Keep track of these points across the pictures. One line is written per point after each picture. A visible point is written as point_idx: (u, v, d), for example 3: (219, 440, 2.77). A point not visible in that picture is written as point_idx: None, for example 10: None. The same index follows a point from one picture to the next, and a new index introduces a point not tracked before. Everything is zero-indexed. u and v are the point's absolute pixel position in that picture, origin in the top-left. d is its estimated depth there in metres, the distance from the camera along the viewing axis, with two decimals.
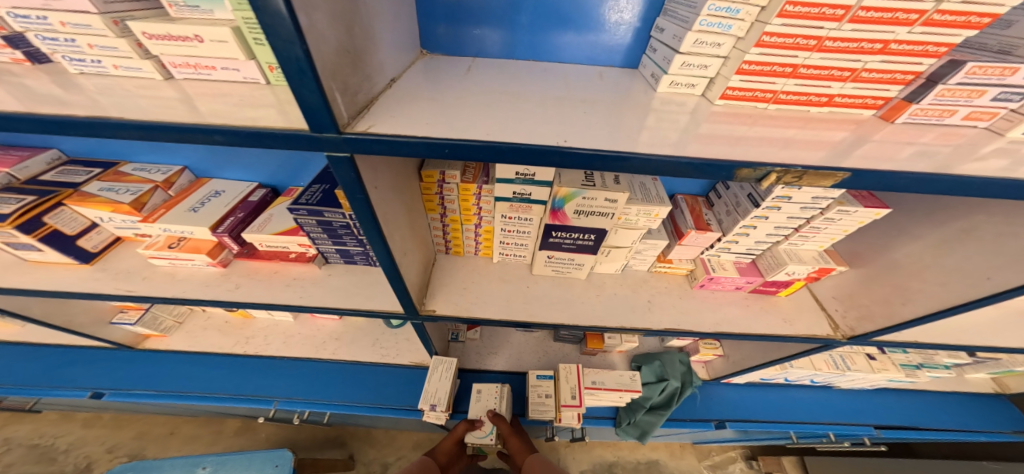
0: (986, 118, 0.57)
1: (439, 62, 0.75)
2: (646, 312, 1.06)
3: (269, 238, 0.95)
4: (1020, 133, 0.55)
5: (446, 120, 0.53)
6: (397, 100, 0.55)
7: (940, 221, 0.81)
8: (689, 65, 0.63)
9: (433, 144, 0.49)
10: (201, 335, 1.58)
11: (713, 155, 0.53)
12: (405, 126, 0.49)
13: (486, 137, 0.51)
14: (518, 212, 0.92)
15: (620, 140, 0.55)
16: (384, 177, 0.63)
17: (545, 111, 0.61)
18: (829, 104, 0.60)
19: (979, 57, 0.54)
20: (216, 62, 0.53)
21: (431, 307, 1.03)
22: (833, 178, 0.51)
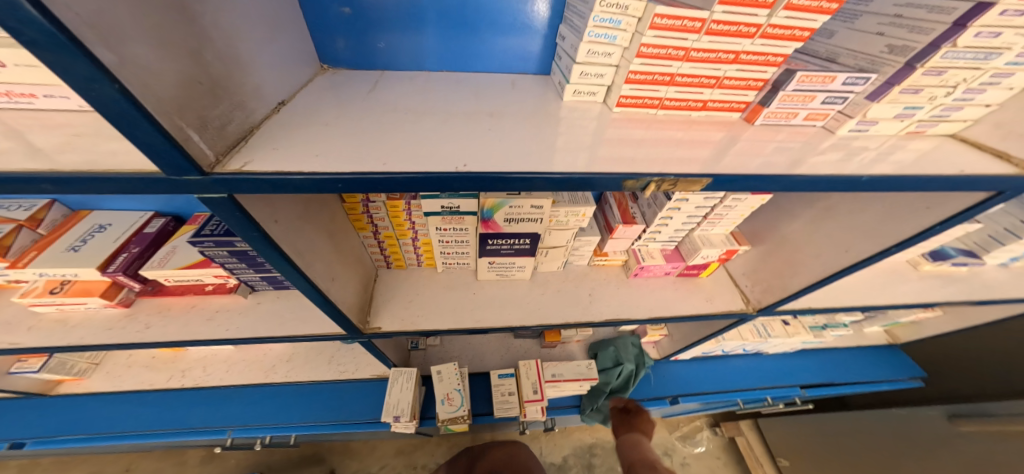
0: (821, 119, 0.69)
1: (342, 78, 0.74)
2: (589, 304, 1.11)
3: (176, 274, 0.87)
4: (845, 131, 0.68)
5: (331, 145, 0.52)
6: (279, 129, 0.54)
7: (811, 202, 0.92)
8: (587, 74, 0.66)
9: (323, 181, 0.47)
10: (126, 375, 1.45)
11: (603, 168, 0.54)
12: (289, 161, 0.48)
13: (380, 166, 0.50)
14: (452, 224, 0.93)
15: (538, 154, 0.56)
16: (285, 210, 0.63)
17: (461, 127, 0.61)
18: (705, 109, 0.68)
19: (809, 66, 0.64)
20: (35, 90, 0.48)
21: (375, 325, 1.01)
22: (699, 184, 0.55)
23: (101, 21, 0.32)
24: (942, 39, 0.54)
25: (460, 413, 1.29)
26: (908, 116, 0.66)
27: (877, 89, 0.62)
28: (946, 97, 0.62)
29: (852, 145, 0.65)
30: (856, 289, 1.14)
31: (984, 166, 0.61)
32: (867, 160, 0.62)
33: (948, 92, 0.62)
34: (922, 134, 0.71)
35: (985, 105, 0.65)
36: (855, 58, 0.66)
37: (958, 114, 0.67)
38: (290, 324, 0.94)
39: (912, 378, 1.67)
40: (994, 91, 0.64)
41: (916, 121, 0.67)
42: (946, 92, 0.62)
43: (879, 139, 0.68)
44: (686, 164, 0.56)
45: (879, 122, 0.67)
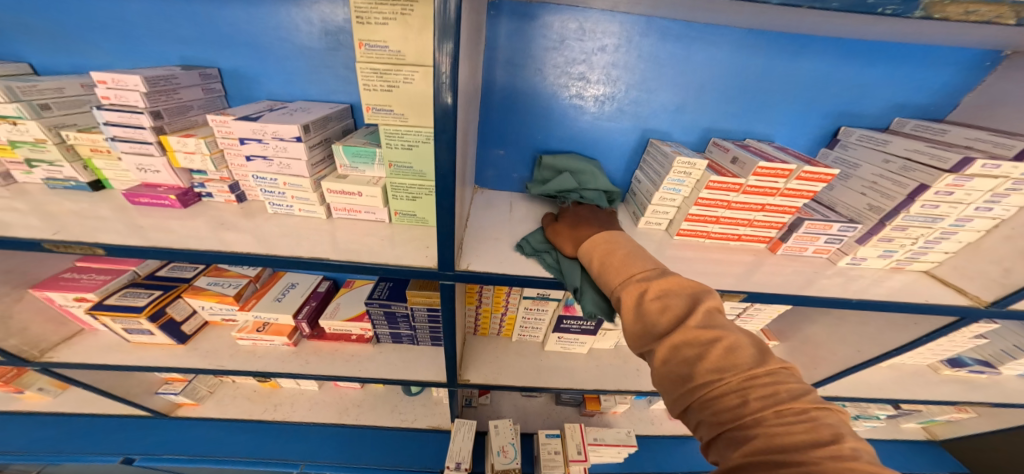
0: (826, 253, 0.91)
1: (490, 198, 1.09)
2: (637, 377, 1.34)
3: (340, 324, 1.20)
4: (843, 263, 0.90)
5: (507, 253, 0.84)
6: (473, 238, 0.88)
7: (828, 311, 1.13)
8: (658, 210, 0.97)
9: (508, 278, 0.78)
10: (231, 404, 1.70)
11: None
12: (489, 265, 0.80)
13: (539, 272, 0.80)
14: (538, 305, 1.24)
15: None
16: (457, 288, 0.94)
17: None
18: (740, 240, 0.95)
19: (814, 214, 0.88)
20: (364, 208, 0.83)
21: (466, 377, 1.26)
22: (735, 297, 0.82)
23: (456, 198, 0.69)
24: (898, 207, 0.78)
25: (512, 465, 1.43)
26: (889, 256, 0.87)
27: (862, 236, 0.85)
28: (913, 245, 0.84)
29: (856, 273, 0.89)
30: (895, 389, 1.22)
31: (948, 298, 0.82)
32: (864, 286, 0.85)
33: (914, 242, 0.83)
34: (904, 269, 0.91)
35: (948, 251, 0.85)
36: (849, 209, 0.90)
37: (928, 257, 0.87)
38: (402, 371, 1.21)
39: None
40: (951, 243, 0.83)
41: (896, 260, 0.88)
42: (911, 241, 0.83)
43: (869, 271, 0.89)
44: (730, 283, 0.84)
45: (867, 258, 0.88)
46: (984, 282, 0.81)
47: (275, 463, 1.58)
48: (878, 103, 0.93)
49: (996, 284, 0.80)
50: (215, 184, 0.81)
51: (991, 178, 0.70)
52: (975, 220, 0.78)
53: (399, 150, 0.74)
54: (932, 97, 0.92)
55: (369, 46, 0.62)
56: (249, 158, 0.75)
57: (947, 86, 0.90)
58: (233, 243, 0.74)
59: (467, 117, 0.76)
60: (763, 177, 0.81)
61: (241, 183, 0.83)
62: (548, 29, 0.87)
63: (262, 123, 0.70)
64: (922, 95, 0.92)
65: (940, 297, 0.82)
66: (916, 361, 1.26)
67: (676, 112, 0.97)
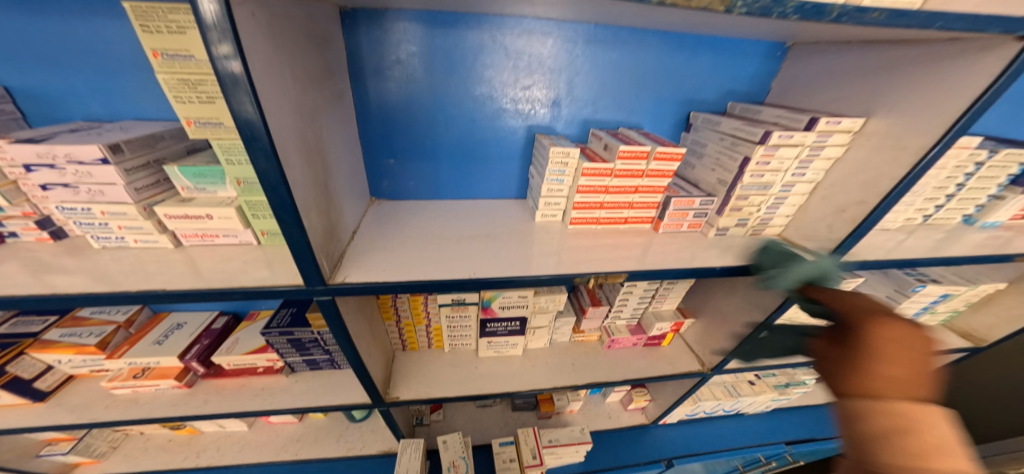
0: (699, 226, 0.98)
1: (384, 208, 1.07)
2: (572, 371, 1.30)
3: (238, 358, 1.10)
4: (713, 234, 0.96)
5: (393, 261, 0.82)
6: (356, 248, 0.85)
7: (725, 282, 1.20)
8: (551, 203, 0.99)
9: (388, 285, 0.74)
10: (141, 457, 1.46)
11: (560, 270, 0.83)
12: (368, 274, 0.76)
13: (423, 275, 0.78)
14: (457, 312, 1.13)
15: (528, 262, 0.86)
16: (350, 303, 0.88)
17: (469, 247, 0.91)
18: (628, 222, 0.99)
19: (680, 192, 0.96)
20: (220, 232, 0.79)
21: (395, 395, 1.13)
22: (618, 277, 0.85)
23: (307, 211, 0.65)
24: (735, 179, 0.87)
25: None
26: (744, 223, 0.94)
27: (720, 207, 0.93)
28: (758, 211, 0.92)
29: (722, 244, 0.94)
30: None
31: (794, 256, 0.89)
32: (733, 256, 0.90)
33: (758, 209, 0.91)
34: (761, 234, 0.98)
35: (787, 215, 0.95)
36: (706, 184, 0.99)
37: (775, 221, 0.96)
38: (312, 397, 1.10)
39: None
40: (787, 206, 0.93)
41: (752, 227, 0.96)
42: (756, 208, 0.92)
43: (734, 240, 0.96)
44: (609, 264, 0.86)
45: (730, 228, 0.95)
46: (817, 238, 0.88)
47: None
48: (713, 90, 1.05)
49: (825, 240, 0.87)
50: (18, 221, 0.75)
51: (790, 147, 0.81)
52: (797, 184, 0.89)
53: (242, 165, 0.71)
54: (750, 82, 1.06)
55: (167, 56, 0.59)
56: (47, 188, 0.71)
57: (759, 74, 1.04)
58: (52, 283, 0.66)
59: (321, 126, 0.73)
60: (628, 161, 0.87)
61: (53, 217, 0.77)
62: (408, 35, 0.87)
63: (48, 145, 0.66)
64: (742, 83, 1.05)
65: (787, 256, 0.89)
66: None
67: (553, 106, 1.02)
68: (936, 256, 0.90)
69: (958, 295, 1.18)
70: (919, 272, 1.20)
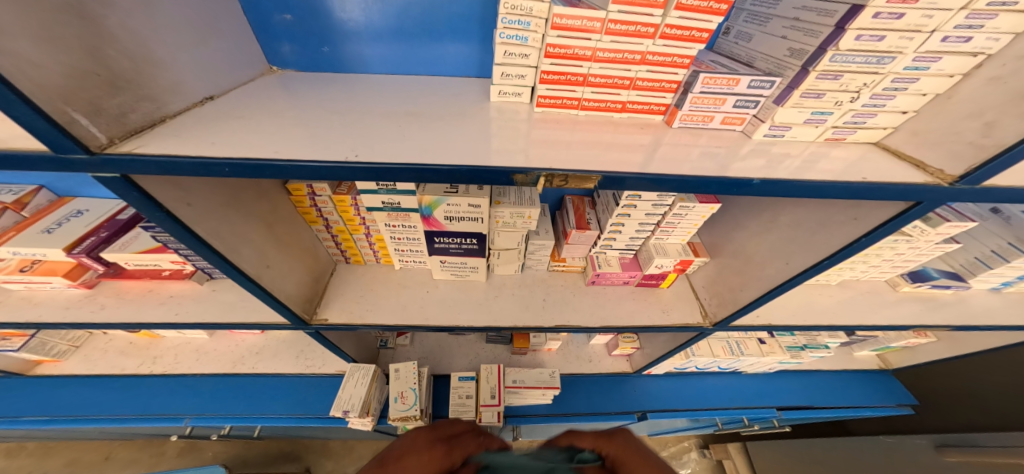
0: (738, 123, 0.63)
1: (286, 80, 0.74)
2: (541, 309, 1.08)
3: (134, 257, 0.92)
4: (761, 135, 0.62)
5: (238, 134, 0.52)
6: (196, 118, 0.54)
7: (760, 213, 0.86)
8: (508, 76, 0.65)
9: (208, 164, 0.46)
10: (101, 359, 1.35)
11: (489, 161, 0.53)
12: (186, 145, 0.48)
13: (271, 154, 0.49)
14: (400, 220, 0.86)
15: (456, 152, 0.56)
16: (203, 192, 0.60)
17: (379, 125, 0.61)
18: (625, 110, 0.65)
19: (718, 68, 0.60)
20: None
21: (323, 316, 0.94)
22: (590, 181, 0.54)
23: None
24: (829, 41, 0.51)
25: (412, 412, 1.22)
26: (821, 122, 0.59)
27: (782, 93, 0.57)
28: (854, 103, 0.56)
29: (771, 152, 0.60)
30: (835, 309, 1.01)
31: (895, 174, 0.55)
32: (790, 168, 0.57)
33: (854, 98, 0.56)
34: (843, 142, 0.64)
35: (905, 110, 0.58)
36: (766, 60, 0.62)
37: (875, 121, 0.59)
38: (225, 313, 0.92)
39: (901, 406, 1.54)
40: (908, 97, 0.56)
41: (831, 128, 0.61)
42: (852, 96, 0.56)
43: (797, 146, 0.61)
44: (585, 163, 0.55)
45: (792, 127, 0.60)
46: (953, 147, 0.54)
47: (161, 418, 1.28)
48: None
49: (968, 147, 0.52)
50: None
51: None
52: (946, 57, 0.50)
53: None
54: None
55: None
56: None
57: None
58: None
59: None
60: (630, 3, 0.51)
61: None
62: None
63: None
64: None
65: (885, 174, 0.55)
66: (870, 276, 1.04)
67: None
68: None
69: None
70: None
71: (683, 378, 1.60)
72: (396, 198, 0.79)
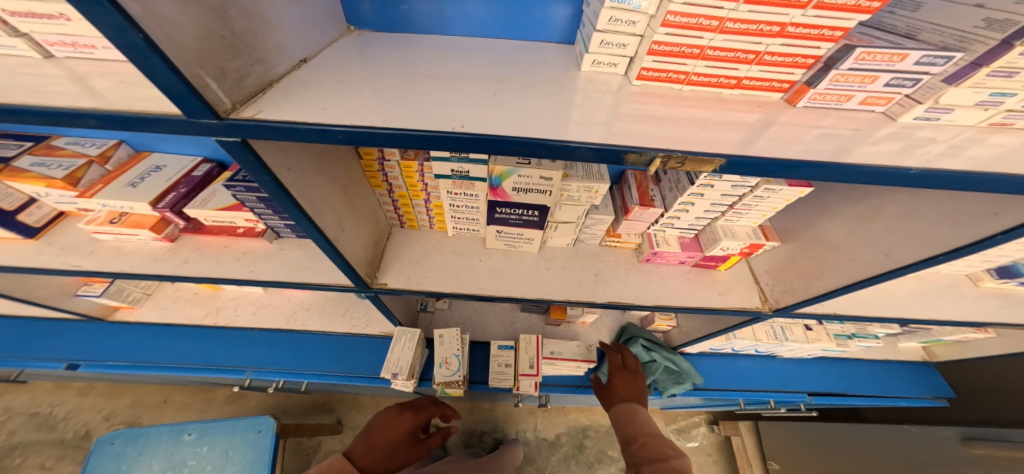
0: (882, 102, 0.55)
1: (368, 41, 0.70)
2: (594, 285, 1.07)
3: (212, 214, 0.91)
4: (909, 118, 0.54)
5: (344, 101, 0.51)
6: (301, 83, 0.53)
7: (860, 199, 0.78)
8: (608, 44, 0.58)
9: (325, 131, 0.46)
10: (170, 307, 1.40)
11: (600, 139, 0.49)
12: (298, 111, 0.48)
13: (380, 122, 0.48)
14: (463, 189, 0.83)
15: (562, 126, 0.52)
16: (301, 156, 0.60)
17: (469, 93, 0.57)
18: (739, 86, 0.58)
19: (875, 41, 0.49)
20: (95, 42, 0.52)
21: (382, 281, 0.95)
22: (712, 165, 0.50)
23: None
24: None
25: (456, 378, 1.28)
26: (994, 105, 0.49)
27: (959, 71, 0.47)
28: None
29: (913, 137, 0.53)
30: (905, 301, 0.97)
31: None
32: (932, 153, 0.51)
33: None
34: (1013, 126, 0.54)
35: None
36: (938, 34, 0.49)
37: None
38: (291, 272, 0.94)
39: (936, 398, 1.53)
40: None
41: (1002, 112, 0.51)
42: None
43: (949, 131, 0.54)
44: (703, 142, 0.51)
45: (955, 109, 0.51)
46: None
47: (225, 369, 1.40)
48: None
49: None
50: None
51: None
52: None
53: None
54: None
55: None
56: None
57: None
58: None
59: None
60: None
61: None
62: None
63: None
64: None
65: None
66: (950, 269, 0.99)
67: None
68: None
69: None
70: None
71: (715, 358, 1.62)
72: (467, 168, 0.75)
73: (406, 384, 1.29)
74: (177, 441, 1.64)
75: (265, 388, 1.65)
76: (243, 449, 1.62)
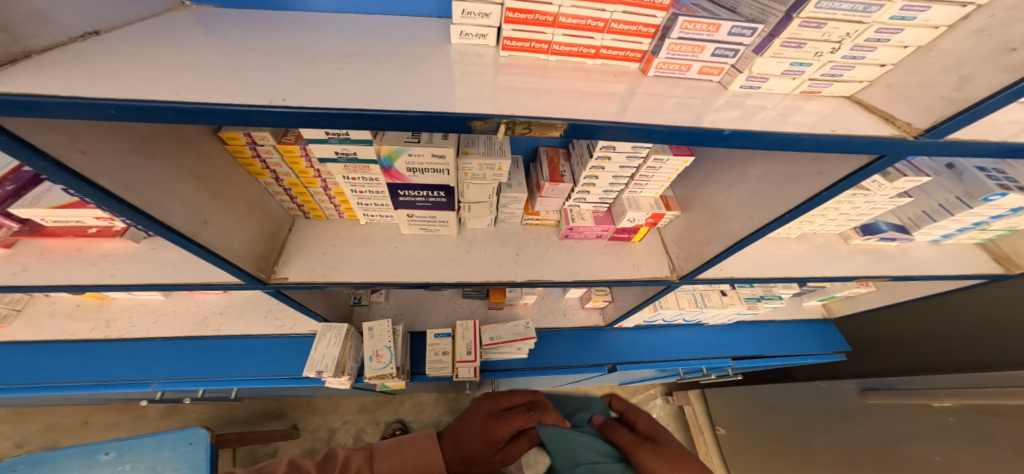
0: (716, 73, 0.61)
1: (210, 17, 0.64)
2: (514, 264, 1.08)
3: (50, 214, 0.83)
4: (737, 87, 0.60)
5: (126, 78, 0.45)
6: (69, 59, 0.46)
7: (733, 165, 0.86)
8: (470, 13, 0.58)
9: (89, 105, 0.40)
10: (47, 323, 1.27)
11: (443, 107, 0.48)
12: (48, 85, 0.40)
13: (171, 96, 0.43)
14: (360, 174, 0.77)
15: (408, 98, 0.50)
16: (98, 141, 0.51)
17: (309, 69, 0.53)
18: (599, 56, 0.62)
19: (699, 11, 0.56)
20: None
21: (282, 275, 0.89)
22: (556, 129, 0.50)
23: None
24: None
25: (387, 371, 1.24)
26: (798, 74, 0.57)
27: (762, 42, 0.55)
28: (833, 54, 0.54)
29: (745, 104, 0.59)
30: (789, 261, 1.07)
31: (864, 128, 0.55)
32: (763, 120, 0.56)
33: (834, 49, 0.53)
34: (818, 95, 0.62)
35: (883, 64, 0.56)
36: (750, 7, 0.56)
37: (852, 74, 0.58)
38: (166, 272, 0.85)
39: (836, 353, 1.71)
40: (888, 49, 0.53)
41: (807, 81, 0.59)
42: (834, 46, 0.53)
43: (772, 99, 0.60)
44: (552, 110, 0.52)
45: (768, 79, 0.58)
46: (925, 101, 0.53)
47: (124, 384, 1.30)
48: None
49: (939, 101, 0.52)
50: None
51: None
52: (935, 7, 0.47)
53: None
54: None
55: None
56: None
57: None
58: None
59: None
60: None
61: None
62: None
63: None
64: None
65: (853, 127, 0.55)
66: (825, 229, 1.09)
67: None
68: None
69: None
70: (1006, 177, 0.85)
71: (652, 330, 1.71)
72: (352, 150, 0.70)
73: (342, 381, 1.26)
74: (93, 462, 1.48)
75: (180, 399, 1.58)
76: (175, 463, 1.50)
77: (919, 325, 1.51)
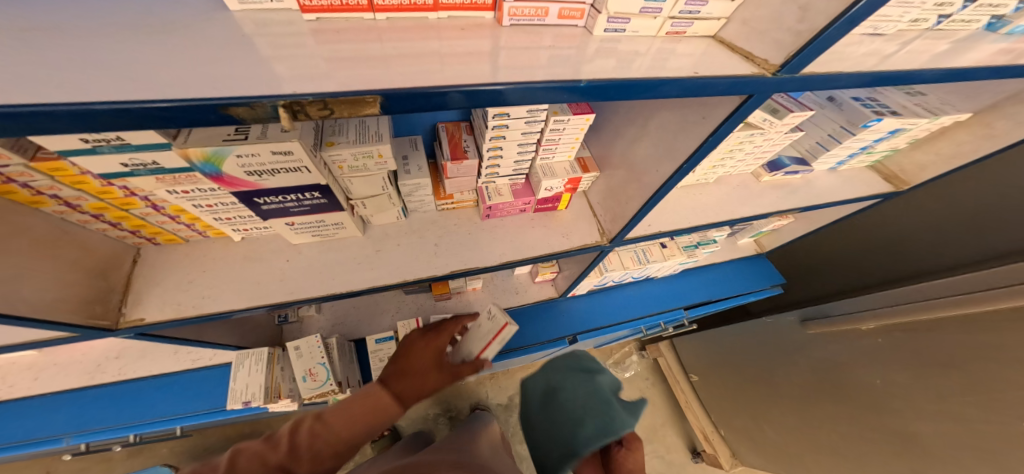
0: (578, 16, 0.54)
1: None
2: (433, 257, 0.99)
3: None
4: (600, 31, 0.53)
5: None
6: None
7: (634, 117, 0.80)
8: None
9: None
10: None
11: (200, 91, 0.36)
12: None
13: None
14: (190, 184, 0.63)
15: (161, 79, 0.37)
16: None
17: (12, 48, 0.37)
18: (440, 8, 0.51)
19: None
20: None
21: (137, 316, 0.75)
22: (367, 105, 0.39)
23: None
24: None
25: (326, 388, 1.14)
26: (657, 11, 0.51)
27: None
28: None
29: (608, 49, 0.52)
30: (712, 208, 1.06)
31: (728, 67, 0.50)
32: (641, 67, 0.49)
33: None
34: (684, 36, 0.56)
35: None
36: None
37: (709, 10, 0.52)
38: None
39: (774, 286, 1.80)
40: None
41: (668, 20, 0.52)
42: None
43: (640, 43, 0.54)
44: (357, 82, 0.41)
45: (631, 18, 0.52)
46: (774, 35, 0.49)
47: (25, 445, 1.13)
48: None
49: (786, 35, 0.47)
50: None
51: None
52: None
53: None
54: None
55: None
56: None
57: None
58: None
59: None
60: None
61: None
62: None
63: None
64: None
65: (718, 68, 0.49)
66: (740, 171, 1.09)
67: None
68: (922, 72, 0.55)
69: (909, 131, 0.89)
70: (878, 104, 0.87)
71: (606, 293, 1.72)
72: (149, 160, 0.55)
73: (285, 404, 1.15)
74: None
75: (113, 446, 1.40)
76: None
77: (843, 246, 1.60)
